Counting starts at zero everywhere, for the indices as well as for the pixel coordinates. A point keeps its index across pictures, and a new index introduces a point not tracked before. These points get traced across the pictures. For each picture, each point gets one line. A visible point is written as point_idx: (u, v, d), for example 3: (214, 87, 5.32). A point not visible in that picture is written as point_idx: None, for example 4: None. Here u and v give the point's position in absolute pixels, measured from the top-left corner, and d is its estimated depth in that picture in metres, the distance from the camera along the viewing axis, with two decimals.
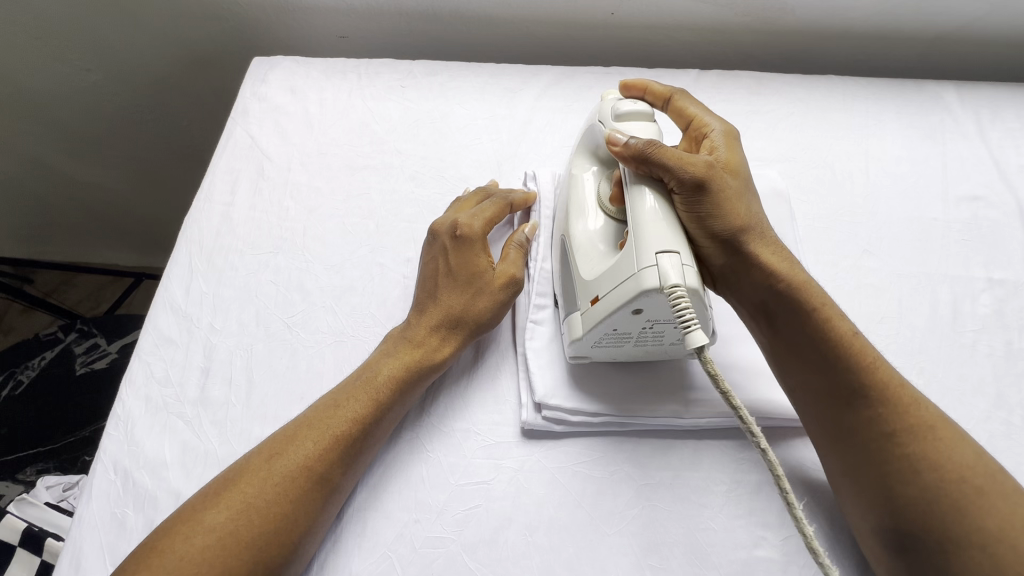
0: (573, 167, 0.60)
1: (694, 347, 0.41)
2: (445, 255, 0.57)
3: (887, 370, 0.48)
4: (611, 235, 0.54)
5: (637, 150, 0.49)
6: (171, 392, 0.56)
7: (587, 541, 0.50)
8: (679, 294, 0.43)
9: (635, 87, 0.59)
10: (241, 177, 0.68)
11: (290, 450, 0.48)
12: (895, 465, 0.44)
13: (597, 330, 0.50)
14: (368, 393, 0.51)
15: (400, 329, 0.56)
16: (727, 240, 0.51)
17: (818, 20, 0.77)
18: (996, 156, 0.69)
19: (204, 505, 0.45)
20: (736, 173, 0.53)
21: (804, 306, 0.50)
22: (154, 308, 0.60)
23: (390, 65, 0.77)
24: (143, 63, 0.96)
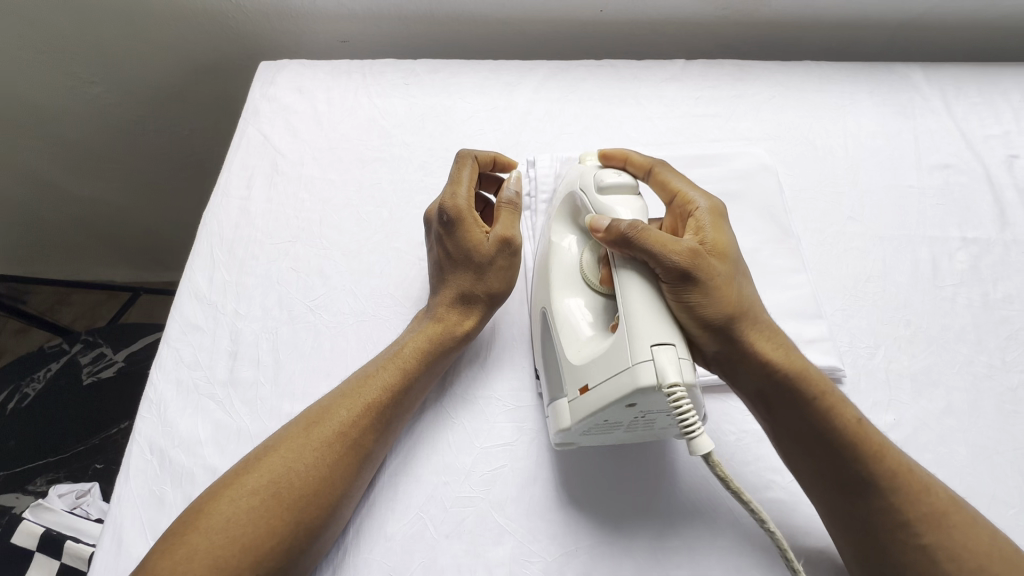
0: (553, 231, 0.59)
1: (699, 453, 0.42)
2: (442, 241, 0.58)
3: (897, 458, 0.47)
4: (599, 316, 0.52)
5: (620, 233, 0.48)
6: (201, 374, 0.58)
7: (609, 493, 0.53)
8: (678, 395, 0.41)
9: (615, 157, 0.60)
10: (256, 173, 0.71)
11: (327, 419, 0.50)
12: (891, 534, 0.45)
13: (586, 422, 0.47)
14: (395, 363, 0.54)
15: (425, 308, 0.59)
16: (723, 327, 0.48)
17: (793, 11, 0.82)
18: (962, 128, 0.75)
19: (246, 470, 0.47)
20: (727, 256, 0.50)
21: (804, 398, 0.48)
22: (180, 297, 0.62)
23: (392, 65, 0.81)
24: (146, 74, 0.98)
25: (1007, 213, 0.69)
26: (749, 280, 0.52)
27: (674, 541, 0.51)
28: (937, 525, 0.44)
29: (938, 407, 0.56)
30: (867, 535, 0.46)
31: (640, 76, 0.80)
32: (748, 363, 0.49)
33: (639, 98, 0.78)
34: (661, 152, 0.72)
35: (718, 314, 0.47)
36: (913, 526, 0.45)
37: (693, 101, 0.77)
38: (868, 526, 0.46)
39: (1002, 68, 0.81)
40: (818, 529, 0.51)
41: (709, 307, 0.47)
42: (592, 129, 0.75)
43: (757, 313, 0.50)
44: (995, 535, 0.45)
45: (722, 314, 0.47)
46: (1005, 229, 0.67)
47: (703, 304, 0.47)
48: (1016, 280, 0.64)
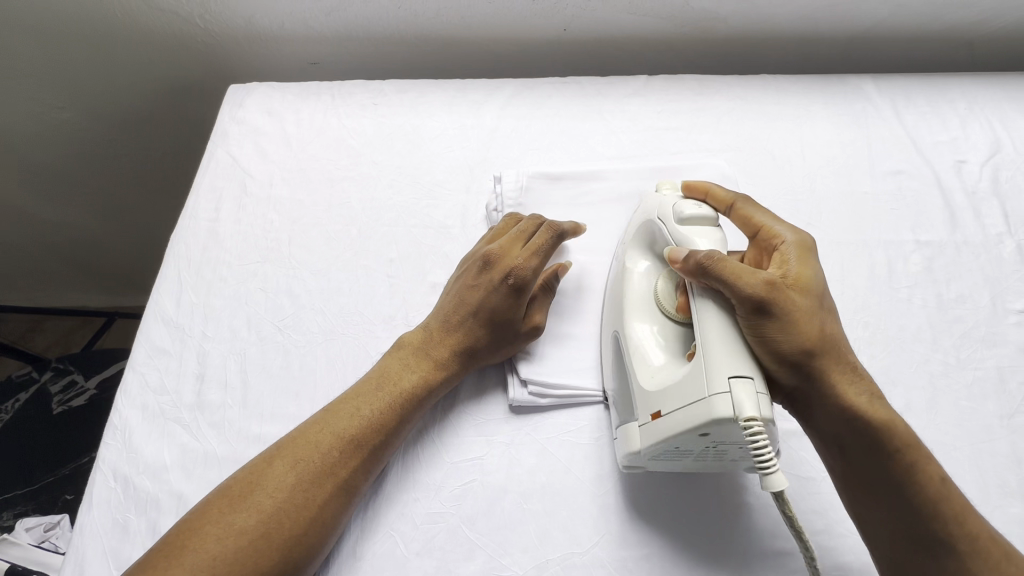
0: (627, 258, 0.60)
1: (772, 489, 0.42)
2: (490, 293, 0.57)
3: (972, 521, 0.46)
4: (671, 343, 0.53)
5: (698, 263, 0.48)
6: (167, 399, 0.58)
7: (579, 504, 0.53)
8: (756, 430, 0.41)
9: (696, 189, 0.60)
10: (224, 194, 0.72)
11: (313, 456, 0.49)
12: (943, 574, 0.45)
13: (658, 448, 0.48)
14: (391, 403, 0.53)
15: (426, 339, 0.58)
16: (802, 367, 0.46)
17: (749, 27, 0.86)
18: (912, 135, 0.78)
19: (230, 507, 0.46)
20: (814, 293, 0.49)
21: (885, 448, 0.46)
22: (146, 321, 0.62)
23: (361, 85, 0.82)
24: (115, 99, 0.98)
25: (957, 216, 0.71)
26: (837, 319, 0.50)
27: (643, 549, 0.51)
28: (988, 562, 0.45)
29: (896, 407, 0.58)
30: None
31: (604, 92, 0.82)
32: (826, 403, 0.47)
33: (604, 112, 0.80)
34: (625, 166, 0.74)
35: (797, 353, 0.46)
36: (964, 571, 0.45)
37: (655, 115, 0.80)
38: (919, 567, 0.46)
39: (949, 77, 0.85)
40: (786, 530, 0.52)
41: (790, 345, 0.45)
42: (559, 144, 0.77)
43: (844, 354, 0.48)
44: None
45: (803, 351, 0.46)
46: (955, 232, 0.70)
47: (778, 342, 0.45)
48: (968, 280, 0.66)
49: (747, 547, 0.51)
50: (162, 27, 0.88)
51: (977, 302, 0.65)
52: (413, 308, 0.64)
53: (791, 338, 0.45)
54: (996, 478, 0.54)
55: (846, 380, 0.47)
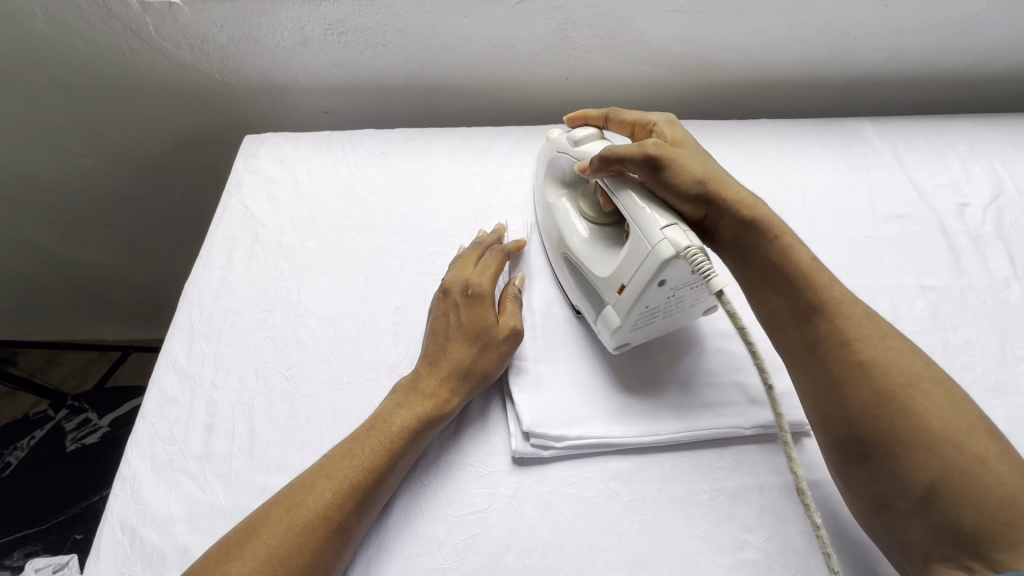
0: (548, 195, 0.69)
1: (716, 292, 0.47)
2: (458, 310, 0.62)
3: (842, 290, 0.52)
4: (607, 236, 0.63)
5: (603, 156, 0.57)
6: (176, 449, 0.59)
7: (582, 560, 0.52)
8: (695, 254, 0.48)
9: (577, 118, 0.72)
10: (237, 244, 0.74)
11: (308, 499, 0.50)
12: (859, 378, 0.47)
13: (634, 314, 0.54)
14: (384, 443, 0.54)
15: (410, 380, 0.59)
16: (700, 194, 0.56)
17: (748, 74, 0.88)
18: (913, 178, 0.79)
19: (227, 557, 0.46)
20: (685, 146, 0.61)
21: (767, 240, 0.54)
22: (158, 370, 0.63)
23: (371, 135, 0.85)
24: (138, 147, 1.02)
25: (962, 259, 0.71)
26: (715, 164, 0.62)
27: None
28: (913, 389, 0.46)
29: None
30: (840, 400, 0.48)
31: None
32: (725, 220, 0.56)
33: None
34: None
35: (691, 178, 0.55)
36: (856, 347, 0.49)
37: None
38: (835, 368, 0.49)
39: (949, 120, 0.85)
40: None
41: (682, 181, 0.55)
42: None
43: (726, 179, 0.58)
44: (928, 360, 0.48)
45: (696, 181, 0.55)
46: (960, 276, 0.70)
47: (676, 176, 0.55)
48: (975, 326, 0.66)
49: None
50: (184, 81, 0.92)
51: (985, 348, 0.64)
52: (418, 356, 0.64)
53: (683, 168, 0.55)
54: None
55: (729, 192, 0.56)
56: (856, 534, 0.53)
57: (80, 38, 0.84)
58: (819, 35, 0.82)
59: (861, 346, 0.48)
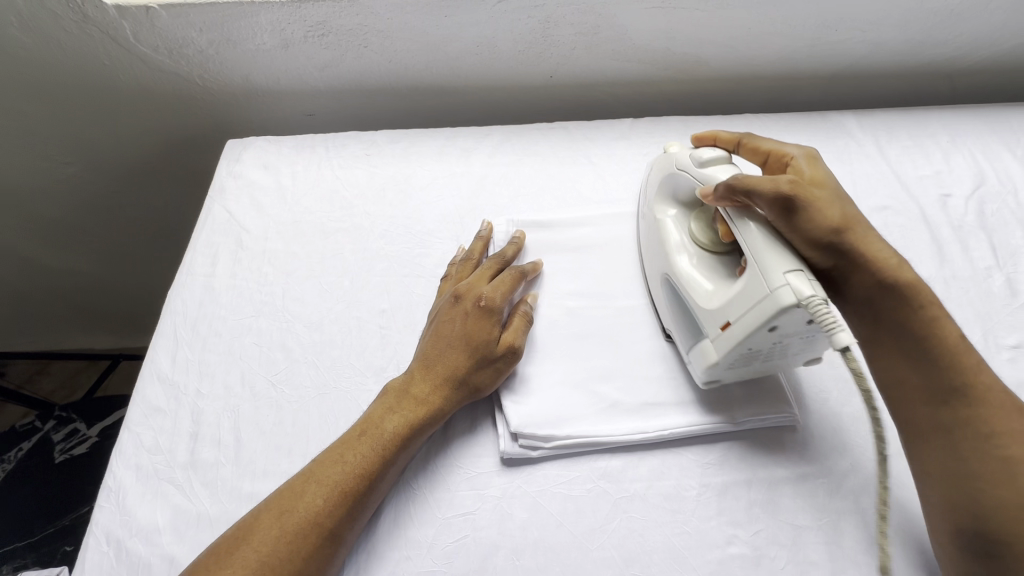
0: (658, 211, 0.66)
1: (839, 347, 0.45)
2: (466, 319, 0.61)
3: (988, 373, 0.50)
4: (716, 266, 0.58)
5: (731, 186, 0.53)
6: (161, 458, 0.58)
7: (572, 559, 0.52)
8: (818, 305, 0.46)
9: (705, 137, 0.66)
10: (220, 250, 0.73)
11: (299, 505, 0.50)
12: (997, 469, 0.46)
13: (731, 354, 0.52)
14: (374, 448, 0.54)
15: (402, 383, 0.59)
16: (831, 244, 0.52)
17: (731, 68, 0.88)
18: (896, 170, 0.79)
19: (216, 565, 0.46)
20: (831, 187, 0.56)
21: (910, 308, 0.52)
22: (142, 379, 0.63)
23: (354, 137, 0.85)
24: (120, 153, 1.00)
25: (945, 250, 0.72)
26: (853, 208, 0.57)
27: None
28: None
29: (892, 448, 0.57)
30: (973, 490, 0.46)
31: (591, 136, 0.84)
32: (859, 274, 0.53)
33: (591, 157, 0.81)
34: (613, 210, 0.75)
35: (826, 227, 0.52)
36: (998, 439, 0.47)
37: (641, 157, 0.81)
38: (967, 452, 0.48)
39: (930, 111, 0.86)
40: None
41: (817, 228, 0.52)
42: (547, 189, 0.78)
43: (866, 228, 0.54)
44: None
45: (831, 231, 0.52)
46: (943, 266, 0.70)
47: (807, 224, 0.52)
48: (958, 316, 0.66)
49: None
50: (164, 86, 0.90)
51: (969, 338, 0.65)
52: (405, 359, 0.64)
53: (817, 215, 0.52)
54: None
55: (869, 249, 0.53)
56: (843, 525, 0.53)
57: (56, 43, 0.83)
58: (801, 29, 0.82)
59: (1009, 440, 0.47)
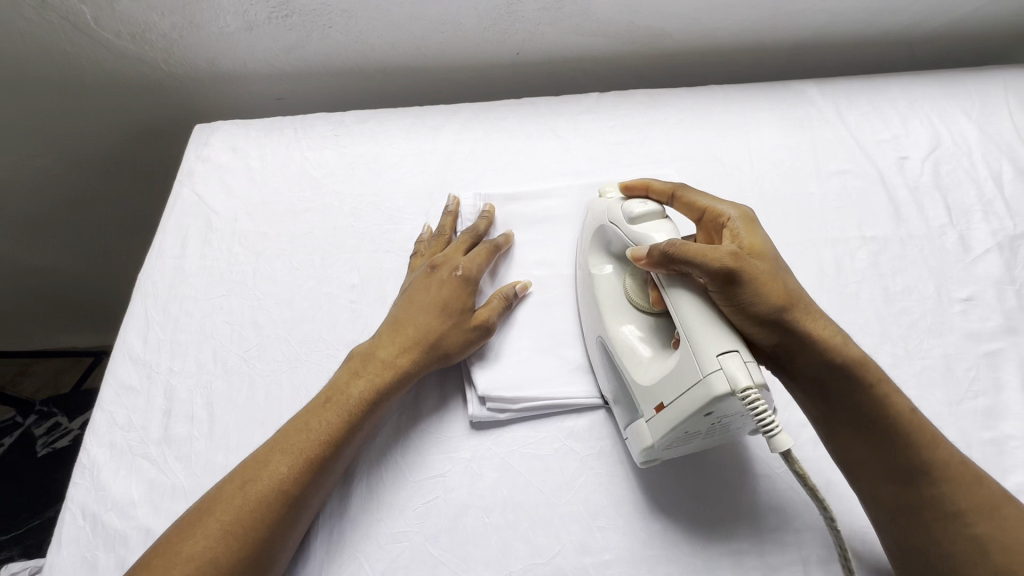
0: (592, 266, 0.62)
1: (781, 449, 0.44)
2: (440, 285, 0.62)
3: (945, 447, 0.49)
4: (655, 336, 0.55)
5: (663, 254, 0.50)
6: (135, 435, 0.59)
7: (540, 515, 0.54)
8: (754, 397, 0.43)
9: (636, 187, 0.62)
10: (190, 232, 0.74)
11: (262, 475, 0.50)
12: (966, 550, 0.46)
13: (669, 438, 0.49)
14: (339, 415, 0.54)
15: (370, 348, 0.59)
16: (776, 323, 0.50)
17: (695, 40, 0.89)
18: (855, 135, 0.81)
19: (181, 536, 0.47)
20: (770, 254, 0.53)
21: (861, 385, 0.50)
22: (114, 359, 0.63)
23: (323, 118, 0.85)
24: (90, 142, 1.00)
25: (901, 210, 0.74)
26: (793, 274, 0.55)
27: (604, 555, 0.52)
28: (990, 515, 0.47)
29: None
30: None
31: (558, 110, 0.85)
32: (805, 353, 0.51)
33: (558, 131, 0.82)
34: (579, 181, 0.76)
35: (769, 308, 0.50)
36: (965, 518, 0.47)
37: (607, 130, 0.82)
38: (934, 536, 0.47)
39: (889, 77, 0.88)
40: (744, 528, 0.53)
41: (759, 304, 0.49)
42: (515, 163, 0.79)
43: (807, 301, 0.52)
44: None
45: (775, 308, 0.50)
46: (899, 226, 0.72)
47: (751, 304, 0.49)
48: (913, 272, 0.68)
49: (705, 547, 0.52)
50: (130, 73, 0.90)
51: (922, 293, 0.67)
52: (375, 331, 0.65)
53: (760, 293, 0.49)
54: None
55: (814, 323, 0.51)
56: None
57: (17, 32, 0.83)
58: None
59: (977, 520, 0.46)
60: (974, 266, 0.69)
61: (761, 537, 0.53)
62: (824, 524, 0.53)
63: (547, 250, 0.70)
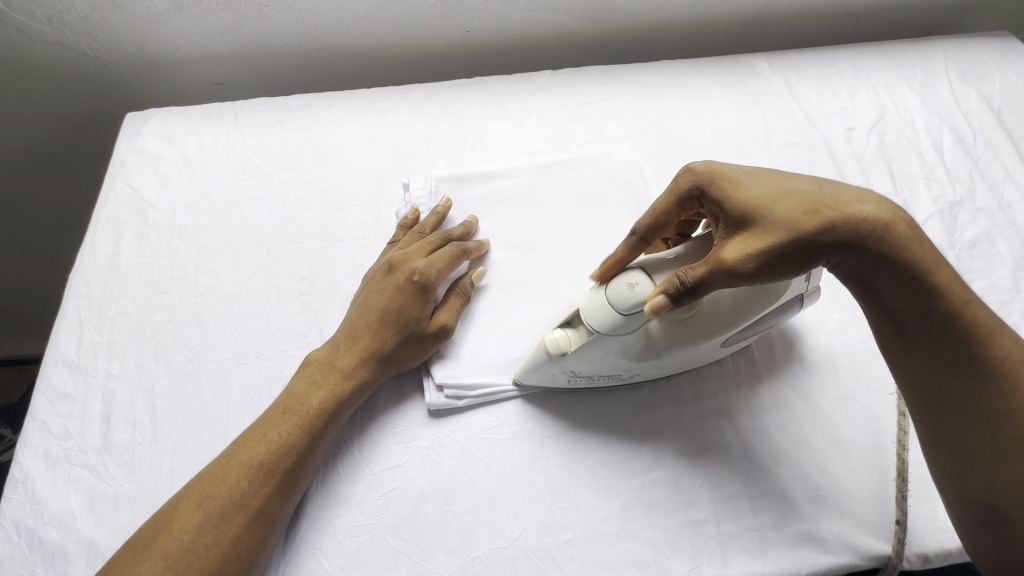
0: (649, 354, 0.54)
1: None
2: (397, 293, 0.59)
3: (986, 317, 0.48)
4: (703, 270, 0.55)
5: (681, 292, 0.47)
6: (72, 444, 0.56)
7: (501, 499, 0.54)
8: None
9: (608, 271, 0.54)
10: (124, 228, 0.69)
11: (221, 490, 0.48)
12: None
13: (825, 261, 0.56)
14: (300, 424, 0.52)
15: (327, 355, 0.57)
16: (812, 257, 0.47)
17: (645, 16, 0.88)
18: (804, 108, 0.82)
19: (136, 558, 0.45)
20: (764, 182, 0.49)
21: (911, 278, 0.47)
22: (46, 365, 0.60)
23: (265, 103, 0.81)
24: (10, 134, 0.92)
25: (849, 180, 0.75)
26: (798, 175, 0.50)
27: (566, 534, 0.52)
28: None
29: (800, 366, 0.60)
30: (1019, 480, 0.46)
31: (511, 89, 0.83)
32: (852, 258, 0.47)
33: (511, 110, 0.80)
34: (533, 161, 0.75)
35: (803, 248, 0.46)
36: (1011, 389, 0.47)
37: (561, 108, 0.81)
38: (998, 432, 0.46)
39: (836, 49, 0.89)
40: (701, 500, 0.54)
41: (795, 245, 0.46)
42: (467, 145, 0.77)
43: (830, 200, 0.47)
44: None
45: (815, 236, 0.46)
46: None
47: (782, 260, 0.47)
48: None
49: (666, 519, 0.53)
50: (50, 57, 0.84)
51: None
52: (327, 323, 0.63)
53: (790, 239, 0.46)
54: (891, 425, 0.57)
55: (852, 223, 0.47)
56: (755, 440, 0.56)
57: None
58: None
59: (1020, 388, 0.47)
60: None
61: (718, 506, 0.53)
62: (779, 489, 0.54)
63: (502, 232, 0.68)
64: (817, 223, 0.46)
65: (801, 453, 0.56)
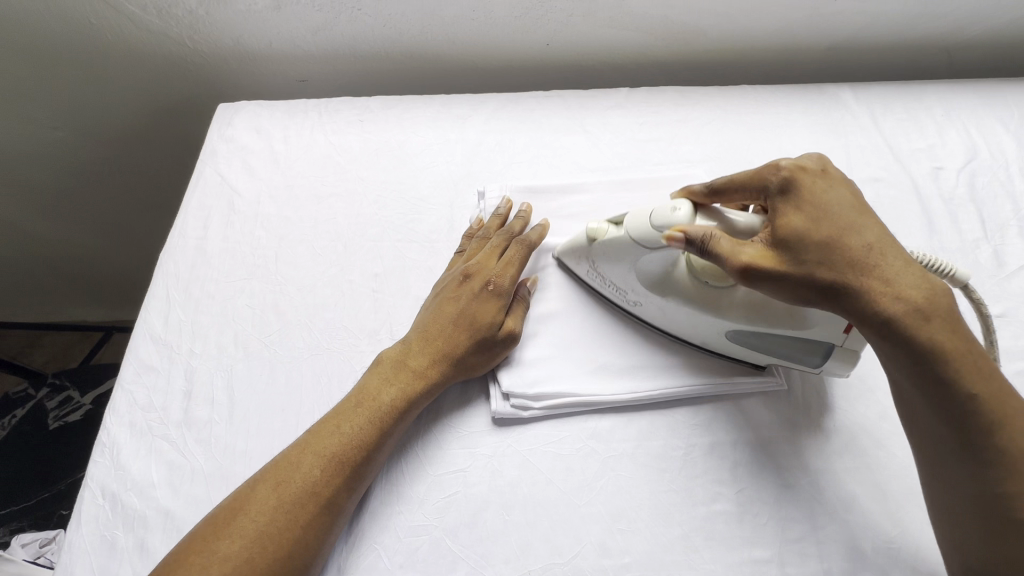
0: (654, 288, 0.59)
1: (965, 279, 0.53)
2: (471, 298, 0.60)
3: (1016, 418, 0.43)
4: None
5: (699, 242, 0.49)
6: (155, 416, 0.59)
7: (560, 515, 0.54)
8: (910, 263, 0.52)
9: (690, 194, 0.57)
10: (212, 213, 0.73)
11: (296, 478, 0.50)
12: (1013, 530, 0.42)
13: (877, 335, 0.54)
14: (370, 419, 0.53)
15: (400, 355, 0.58)
16: (814, 303, 0.47)
17: (728, 40, 0.87)
18: (889, 142, 0.79)
19: (214, 536, 0.46)
20: (821, 213, 0.48)
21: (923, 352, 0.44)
22: (135, 339, 0.63)
23: (348, 102, 0.83)
24: (108, 115, 0.98)
25: (934, 221, 0.72)
26: (865, 221, 0.48)
27: (624, 557, 0.52)
28: None
29: (875, 412, 0.58)
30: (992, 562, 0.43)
31: (587, 105, 0.83)
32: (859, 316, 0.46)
33: (586, 126, 0.81)
34: (607, 177, 0.75)
35: (803, 290, 0.47)
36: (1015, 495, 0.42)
37: (637, 126, 0.81)
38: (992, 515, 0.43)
39: (927, 84, 0.86)
40: (766, 538, 0.52)
41: (800, 279, 0.47)
42: (541, 157, 0.78)
43: (866, 260, 0.46)
44: None
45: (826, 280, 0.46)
46: (933, 238, 0.71)
47: (784, 291, 0.48)
48: None
49: (726, 554, 0.52)
50: (154, 48, 0.89)
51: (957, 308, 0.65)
52: (397, 323, 0.64)
53: (799, 270, 0.47)
54: None
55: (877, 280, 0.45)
56: (825, 484, 0.55)
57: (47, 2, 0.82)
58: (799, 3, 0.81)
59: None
60: (1008, 283, 0.68)
61: (783, 547, 0.52)
62: (848, 536, 0.52)
63: None
64: (829, 268, 0.46)
65: (873, 502, 0.54)
